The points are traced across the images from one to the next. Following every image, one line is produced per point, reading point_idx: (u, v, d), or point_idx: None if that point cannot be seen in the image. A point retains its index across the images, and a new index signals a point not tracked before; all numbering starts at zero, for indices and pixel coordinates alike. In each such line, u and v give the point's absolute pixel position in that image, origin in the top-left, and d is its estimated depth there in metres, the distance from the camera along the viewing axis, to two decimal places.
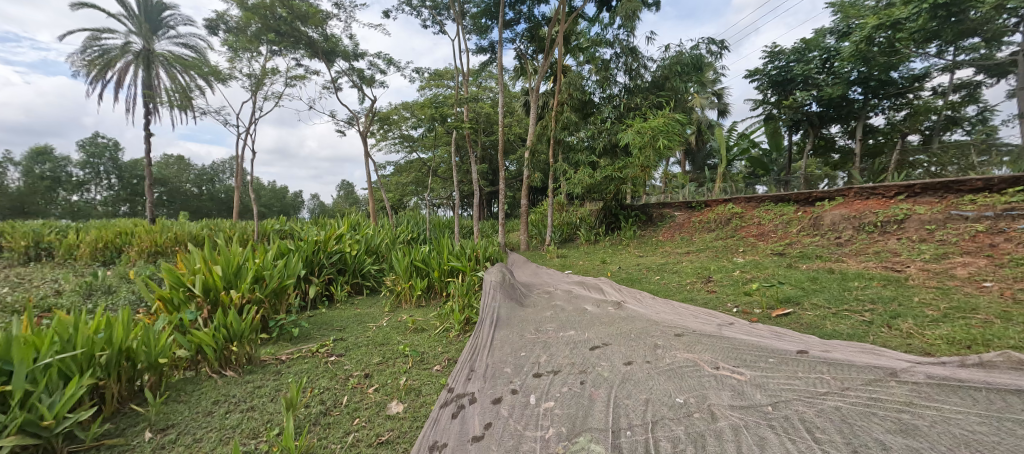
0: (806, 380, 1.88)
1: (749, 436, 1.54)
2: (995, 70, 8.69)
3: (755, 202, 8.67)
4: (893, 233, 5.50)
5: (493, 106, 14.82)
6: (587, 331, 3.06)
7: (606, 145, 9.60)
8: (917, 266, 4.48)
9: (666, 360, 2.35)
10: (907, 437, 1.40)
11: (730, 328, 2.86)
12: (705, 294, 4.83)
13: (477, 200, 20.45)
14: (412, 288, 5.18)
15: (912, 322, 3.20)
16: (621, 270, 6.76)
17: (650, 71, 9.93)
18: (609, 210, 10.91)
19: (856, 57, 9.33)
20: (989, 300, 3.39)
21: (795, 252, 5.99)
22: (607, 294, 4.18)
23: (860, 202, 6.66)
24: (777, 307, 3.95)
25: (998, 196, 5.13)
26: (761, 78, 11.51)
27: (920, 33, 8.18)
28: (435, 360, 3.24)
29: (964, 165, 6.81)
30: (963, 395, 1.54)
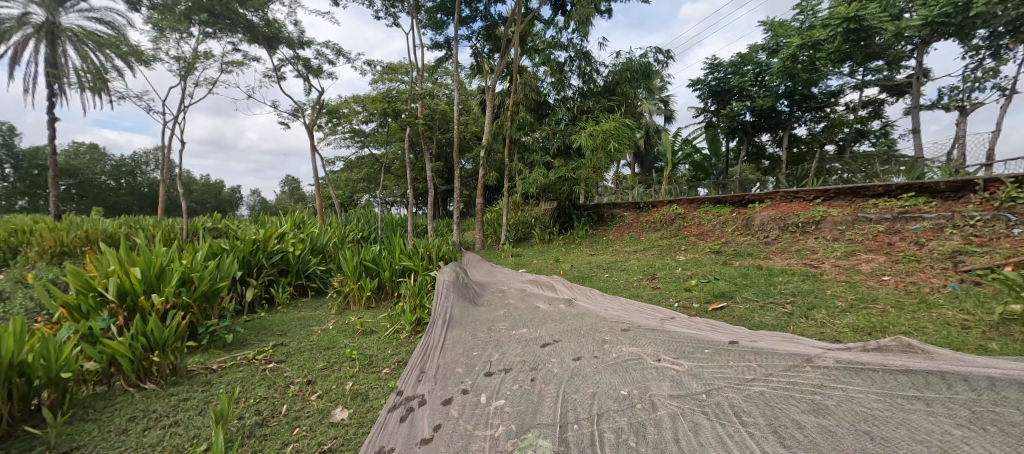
0: (736, 368, 2.03)
1: (685, 423, 1.63)
2: (895, 90, 9.88)
3: (696, 204, 9.25)
4: (811, 233, 6.10)
5: (449, 103, 14.62)
6: (538, 329, 3.11)
7: (560, 146, 9.81)
8: (830, 262, 5.01)
9: (613, 354, 2.45)
10: (818, 416, 1.55)
11: (671, 322, 3.04)
12: (651, 290, 5.09)
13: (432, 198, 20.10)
14: (361, 288, 5.00)
15: (826, 313, 3.57)
16: (573, 268, 6.94)
17: (602, 76, 10.23)
18: (563, 210, 11.16)
19: (783, 72, 10.21)
20: (888, 292, 3.86)
21: (730, 250, 6.47)
22: (559, 291, 4.28)
23: (786, 204, 7.31)
24: (713, 301, 4.25)
25: (895, 200, 5.85)
26: (703, 87, 12.30)
27: (836, 54, 9.12)
28: (384, 362, 3.15)
29: (870, 173, 7.69)
30: (863, 376, 1.74)
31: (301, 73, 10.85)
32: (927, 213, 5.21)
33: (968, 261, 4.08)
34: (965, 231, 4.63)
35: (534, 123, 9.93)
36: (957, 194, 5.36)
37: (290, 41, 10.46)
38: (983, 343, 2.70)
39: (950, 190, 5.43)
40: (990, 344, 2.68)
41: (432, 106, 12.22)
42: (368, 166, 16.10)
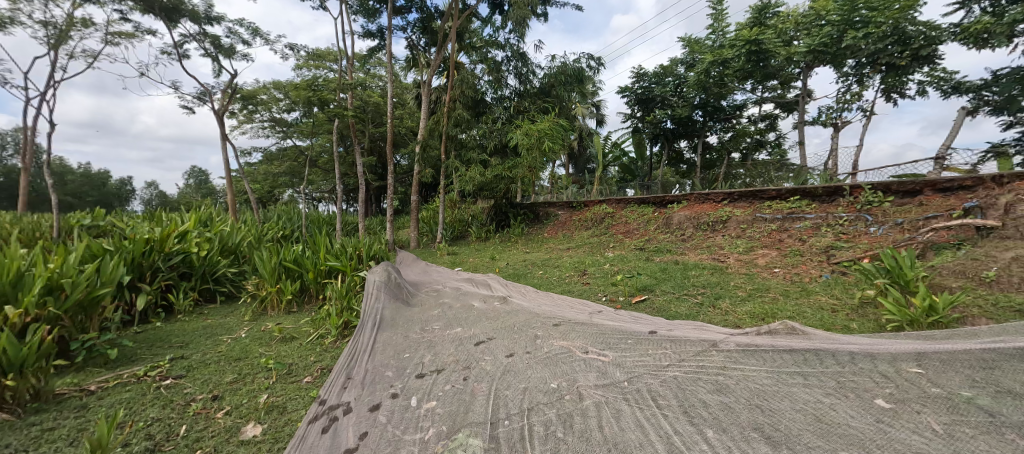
0: (654, 356, 2.20)
1: (608, 410, 1.73)
2: (786, 107, 11.33)
3: (623, 204, 9.85)
4: (719, 230, 6.81)
5: (382, 96, 13.99)
6: (472, 327, 3.11)
7: (496, 145, 9.87)
8: (734, 257, 5.63)
9: (544, 349, 2.52)
10: (721, 395, 1.73)
11: (599, 316, 3.20)
12: (581, 285, 5.33)
13: (364, 195, 19.14)
14: (280, 292, 4.62)
15: (729, 301, 4.03)
16: (509, 266, 7.02)
17: (538, 78, 10.44)
18: (499, 209, 11.25)
19: (698, 84, 11.24)
20: (779, 282, 4.43)
21: (652, 247, 6.99)
22: (494, 289, 4.31)
23: (699, 205, 8.06)
24: (637, 295, 4.57)
25: (785, 202, 6.71)
26: (630, 94, 13.12)
27: (741, 72, 10.23)
28: (306, 371, 2.93)
29: (766, 178, 8.74)
30: (757, 356, 1.97)
31: (210, 52, 9.69)
32: (808, 214, 6.07)
33: (837, 254, 4.82)
34: (836, 230, 5.47)
35: (471, 120, 9.87)
36: (831, 198, 6.30)
37: (194, 15, 9.27)
38: (847, 323, 3.22)
39: (826, 194, 6.37)
40: (852, 324, 3.19)
41: (364, 98, 11.62)
42: (291, 159, 14.88)
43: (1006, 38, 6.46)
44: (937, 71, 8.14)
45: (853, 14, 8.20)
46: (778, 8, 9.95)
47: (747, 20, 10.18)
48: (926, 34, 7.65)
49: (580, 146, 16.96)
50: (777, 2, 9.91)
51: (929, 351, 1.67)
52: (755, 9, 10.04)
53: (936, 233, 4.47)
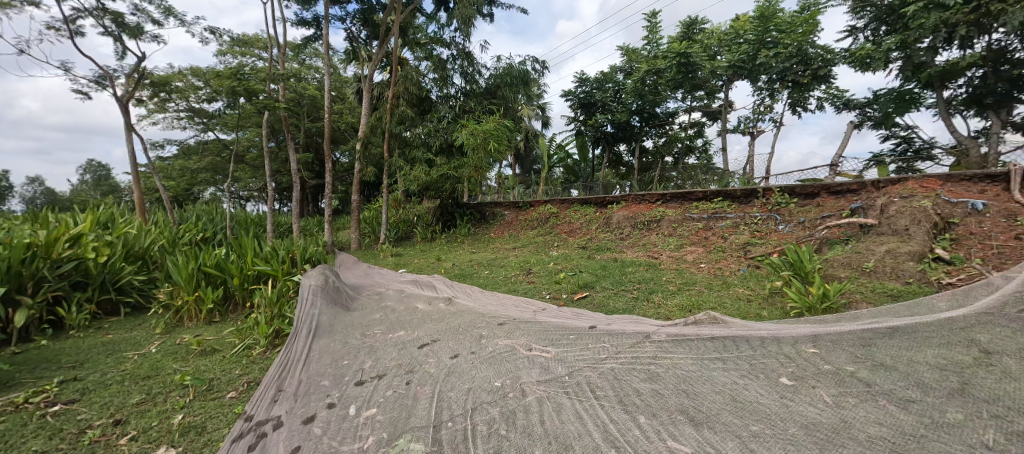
0: (594, 349, 2.30)
1: (549, 404, 1.78)
2: (711, 116, 12.35)
3: (567, 204, 10.16)
4: (654, 229, 7.25)
5: (319, 89, 13.21)
6: (416, 330, 3.04)
7: (441, 144, 9.73)
8: (666, 253, 6.03)
9: (489, 348, 2.53)
10: (652, 382, 1.86)
11: (542, 313, 3.27)
12: (526, 284, 5.43)
13: (298, 194, 17.94)
14: (199, 301, 4.20)
15: (661, 295, 4.32)
16: (454, 267, 6.95)
17: (484, 78, 10.44)
18: (445, 209, 11.10)
19: (635, 92, 11.94)
20: (704, 276, 4.83)
21: (593, 245, 7.29)
22: (439, 290, 4.25)
23: (636, 205, 8.53)
24: (578, 292, 4.74)
25: (711, 203, 7.32)
26: (573, 98, 13.57)
27: (672, 82, 11.00)
28: (230, 386, 2.69)
29: (695, 181, 9.47)
30: (684, 344, 2.14)
31: (111, 31, 8.53)
32: (729, 214, 6.66)
33: (753, 250, 5.35)
34: (752, 228, 6.07)
35: (416, 118, 9.63)
36: (748, 199, 6.99)
37: None
38: (759, 311, 3.61)
39: (743, 196, 7.05)
40: (763, 312, 3.58)
41: (298, 90, 10.89)
42: (213, 153, 13.55)
43: (882, 63, 7.57)
44: (832, 89, 9.31)
45: (766, 34, 9.15)
46: (705, 24, 10.82)
47: (678, 34, 10.96)
48: (823, 56, 8.74)
49: (526, 147, 17.22)
50: (704, 20, 10.77)
51: (821, 332, 1.91)
52: (685, 24, 10.84)
53: (830, 231, 5.13)
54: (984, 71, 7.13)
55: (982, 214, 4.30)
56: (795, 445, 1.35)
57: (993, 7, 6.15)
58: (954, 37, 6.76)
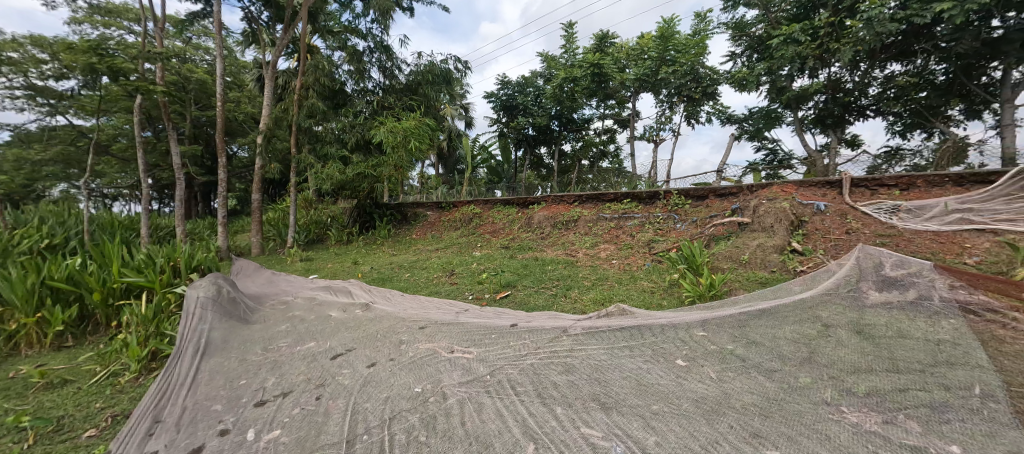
0: (515, 347, 2.36)
1: (470, 405, 1.78)
2: (621, 123, 13.34)
3: (490, 205, 10.23)
4: (571, 228, 7.65)
5: (211, 74, 11.63)
6: (328, 340, 2.83)
7: (357, 141, 9.18)
8: (583, 251, 6.40)
9: (409, 353, 2.45)
10: (568, 374, 1.95)
11: (465, 314, 3.26)
12: (449, 285, 5.36)
13: (184, 191, 15.61)
14: (43, 323, 3.44)
15: (577, 291, 4.58)
16: (372, 270, 6.61)
17: (403, 73, 10.07)
18: (362, 209, 10.51)
19: (554, 97, 12.47)
20: (615, 272, 5.21)
21: (515, 245, 7.47)
22: (355, 295, 4.00)
23: (555, 206, 8.90)
24: (500, 291, 4.81)
25: (621, 203, 7.93)
26: (495, 100, 13.75)
27: (587, 89, 11.68)
28: (86, 423, 2.25)
29: (608, 183, 10.18)
30: (597, 336, 2.29)
31: None
32: (637, 214, 7.28)
33: (656, 246, 5.91)
34: (655, 227, 6.71)
35: (328, 112, 8.96)
36: (652, 200, 7.69)
37: None
38: (660, 301, 4.02)
39: (648, 197, 7.73)
40: (663, 301, 3.99)
41: (183, 73, 9.48)
42: (64, 142, 11.19)
43: (755, 85, 8.87)
44: (718, 105, 10.66)
45: (665, 52, 10.15)
46: (615, 39, 11.65)
47: (592, 46, 11.67)
48: (711, 75, 9.97)
49: (448, 147, 17.01)
50: (614, 35, 11.61)
51: (709, 317, 2.18)
52: (598, 37, 11.57)
53: (716, 228, 5.86)
54: (825, 97, 8.71)
55: (824, 213, 5.25)
56: (687, 419, 1.51)
57: (831, 45, 7.55)
58: (806, 67, 8.16)
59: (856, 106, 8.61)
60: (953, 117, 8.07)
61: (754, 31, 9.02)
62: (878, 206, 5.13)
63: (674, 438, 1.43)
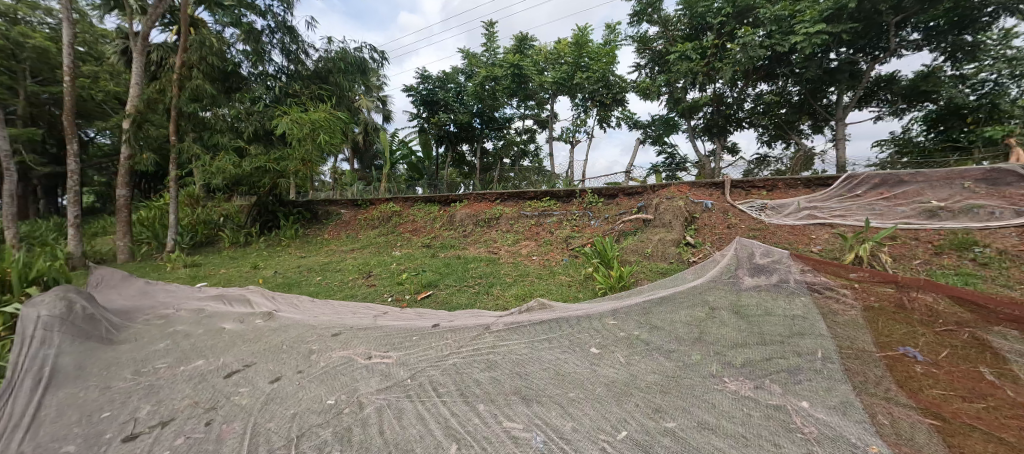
0: (437, 347, 2.32)
1: (389, 412, 1.71)
2: (541, 124, 13.77)
3: (410, 202, 9.89)
4: (494, 226, 7.74)
5: (56, 42, 9.55)
6: (222, 356, 2.50)
7: (256, 131, 8.25)
8: (504, 248, 6.52)
9: (321, 363, 2.28)
10: (490, 371, 1.97)
11: (383, 318, 3.11)
12: (366, 288, 5.08)
13: (18, 185, 12.60)
14: None
15: (499, 288, 4.65)
16: (277, 275, 6.00)
17: (311, 59, 9.24)
18: (263, 207, 9.47)
19: (475, 95, 12.43)
20: (536, 267, 5.40)
21: (437, 243, 7.34)
22: (254, 303, 3.59)
23: (477, 203, 8.89)
24: (422, 292, 4.68)
25: (540, 201, 8.20)
26: (415, 94, 13.32)
27: (508, 89, 11.88)
28: None
29: (529, 182, 10.49)
30: (518, 331, 2.34)
31: None
32: (555, 211, 7.61)
33: (573, 242, 6.24)
34: (572, 223, 7.08)
35: (217, 96, 7.88)
36: (569, 199, 8.06)
37: None
38: (577, 293, 4.27)
39: (565, 196, 8.10)
40: (580, 293, 4.25)
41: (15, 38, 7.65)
42: None
43: (657, 95, 9.79)
44: (626, 111, 11.55)
45: (581, 59, 10.71)
46: (534, 42, 12.00)
47: (512, 46, 11.88)
48: (620, 83, 10.78)
49: (364, 142, 16.06)
50: (533, 38, 11.95)
51: (619, 306, 2.36)
52: (517, 38, 11.82)
53: (625, 224, 6.36)
54: (712, 109, 9.92)
55: (711, 210, 5.99)
56: (601, 403, 1.62)
57: (716, 64, 8.65)
58: (697, 82, 9.25)
59: (735, 118, 9.97)
60: (805, 131, 9.75)
61: (656, 46, 9.92)
62: (751, 204, 6.01)
63: (589, 422, 1.53)
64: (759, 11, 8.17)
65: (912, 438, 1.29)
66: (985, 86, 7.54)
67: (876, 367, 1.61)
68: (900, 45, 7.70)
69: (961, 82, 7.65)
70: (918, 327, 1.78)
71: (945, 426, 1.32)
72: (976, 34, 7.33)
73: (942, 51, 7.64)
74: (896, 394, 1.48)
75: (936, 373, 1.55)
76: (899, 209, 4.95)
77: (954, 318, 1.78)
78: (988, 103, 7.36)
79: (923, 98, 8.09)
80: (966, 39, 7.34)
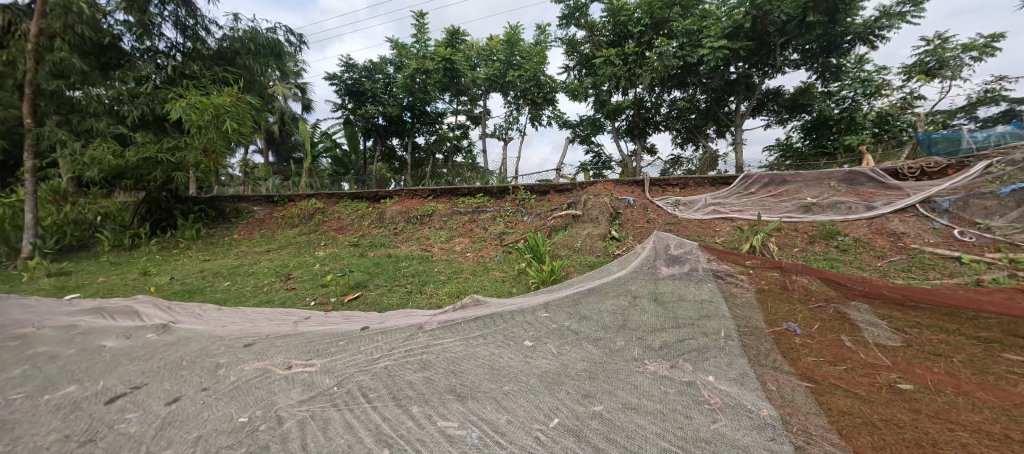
0: (366, 351, 2.22)
1: (314, 424, 1.60)
2: (474, 120, 13.67)
3: (334, 198, 9.29)
4: (426, 223, 7.56)
5: None
6: (103, 378, 2.16)
7: (144, 117, 7.17)
8: (438, 246, 6.42)
9: (232, 377, 2.06)
10: (424, 371, 1.94)
11: (305, 323, 2.90)
12: (284, 292, 4.68)
13: None
14: None
15: (432, 286, 4.57)
16: (174, 282, 5.29)
17: (214, 37, 8.06)
18: (156, 204, 8.30)
19: (405, 87, 11.99)
20: (470, 264, 5.40)
21: (366, 242, 6.98)
22: (145, 315, 3.14)
23: (409, 200, 8.60)
24: (349, 293, 4.44)
25: (473, 198, 8.16)
26: (339, 84, 12.51)
27: (439, 83, 11.63)
28: None
29: (462, 178, 10.42)
30: (452, 329, 2.34)
31: None
32: (488, 208, 7.63)
33: (506, 238, 6.33)
34: (505, 220, 7.17)
35: (91, 74, 6.70)
36: (502, 195, 8.10)
37: None
38: (510, 289, 4.34)
39: (499, 192, 8.14)
40: (513, 289, 4.33)
41: None
42: None
43: (585, 96, 10.23)
44: (556, 111, 11.92)
45: (513, 57, 10.80)
46: (466, 37, 11.87)
47: (443, 39, 11.63)
48: (551, 83, 11.10)
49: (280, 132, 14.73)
50: (465, 32, 11.80)
51: (550, 299, 2.45)
52: (449, 32, 11.59)
53: (556, 220, 6.59)
54: (633, 112, 10.56)
55: (633, 206, 6.44)
56: (533, 394, 1.68)
57: (637, 70, 9.27)
58: (620, 86, 9.84)
59: (653, 121, 10.76)
60: (711, 134, 10.84)
61: (583, 50, 10.37)
62: (666, 201, 6.56)
63: (522, 413, 1.57)
64: (673, 24, 8.91)
65: (793, 399, 1.52)
66: (845, 103, 8.94)
67: (765, 342, 1.86)
68: (784, 62, 8.87)
69: (829, 98, 9.01)
70: (797, 305, 2.09)
71: (817, 387, 1.57)
72: (838, 58, 8.73)
73: (815, 71, 8.97)
74: (781, 363, 1.72)
75: (811, 343, 1.83)
76: (784, 204, 5.73)
77: (824, 296, 2.12)
78: (847, 117, 8.73)
79: (801, 110, 9.43)
80: (832, 62, 8.71)
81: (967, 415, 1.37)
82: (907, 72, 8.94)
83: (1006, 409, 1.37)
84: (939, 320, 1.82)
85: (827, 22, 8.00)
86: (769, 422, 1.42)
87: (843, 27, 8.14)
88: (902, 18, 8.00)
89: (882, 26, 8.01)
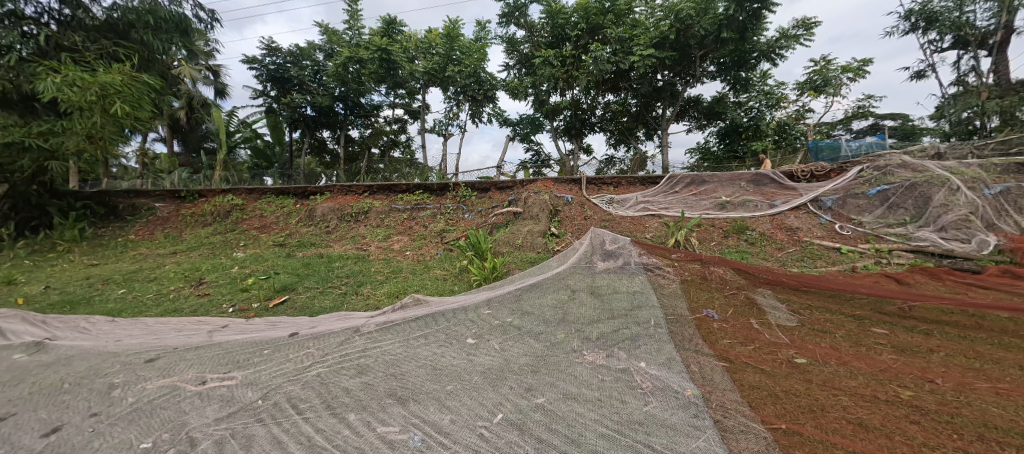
0: (295, 359, 2.06)
1: (234, 443, 1.46)
2: (412, 113, 13.21)
3: (255, 194, 8.51)
4: (362, 221, 7.20)
5: None
6: None
7: (6, 95, 5.97)
8: (375, 244, 6.15)
9: (130, 399, 1.80)
10: (361, 376, 1.85)
11: (221, 333, 2.62)
12: (195, 299, 4.18)
13: None
14: None
15: (369, 286, 4.38)
16: (49, 291, 4.50)
17: (101, 6, 6.90)
18: (23, 200, 6.98)
19: (336, 76, 11.25)
20: (408, 263, 5.23)
21: (293, 242, 6.47)
22: (11, 333, 2.63)
23: (342, 196, 8.11)
24: (275, 297, 4.11)
25: (412, 194, 7.88)
26: (259, 68, 11.48)
27: (375, 74, 11.10)
28: None
29: (400, 174, 10.07)
30: (392, 331, 2.26)
31: None
32: (428, 205, 7.44)
33: (447, 236, 6.22)
34: (445, 217, 7.07)
35: None
36: (442, 192, 7.92)
37: None
38: (451, 287, 4.29)
39: (439, 189, 7.94)
40: (455, 287, 4.29)
41: None
42: None
43: (524, 96, 10.38)
44: (496, 109, 11.94)
45: (452, 51, 10.62)
46: (403, 27, 11.41)
47: (378, 28, 11.10)
48: (490, 80, 11.10)
49: (188, 120, 13.11)
50: (402, 23, 11.36)
51: (492, 296, 2.45)
52: (385, 21, 11.10)
53: (497, 218, 6.61)
54: (570, 113, 10.86)
55: (571, 204, 6.69)
56: (477, 391, 1.68)
57: (574, 72, 9.61)
58: (558, 87, 10.11)
59: (588, 122, 11.17)
60: (641, 137, 11.52)
61: (523, 49, 10.52)
62: (602, 198, 6.88)
63: (465, 411, 1.56)
64: (607, 31, 9.36)
65: (712, 378, 1.67)
66: (752, 112, 10.00)
67: (689, 327, 2.03)
68: (702, 73, 9.70)
69: (739, 107, 10.01)
70: (714, 293, 2.31)
71: (732, 365, 1.75)
72: (747, 72, 9.64)
73: (728, 82, 9.91)
74: (702, 346, 1.89)
75: (726, 327, 2.03)
76: (704, 202, 6.27)
77: (736, 284, 2.37)
78: (754, 125, 9.81)
79: (716, 117, 10.38)
80: (742, 75, 9.66)
81: (847, 382, 1.61)
82: (801, 87, 10.23)
83: (874, 374, 1.63)
84: (825, 302, 2.12)
85: (737, 39, 8.89)
86: (694, 401, 1.56)
87: (752, 45, 9.07)
88: (797, 40, 9.12)
89: (781, 45, 9.05)
